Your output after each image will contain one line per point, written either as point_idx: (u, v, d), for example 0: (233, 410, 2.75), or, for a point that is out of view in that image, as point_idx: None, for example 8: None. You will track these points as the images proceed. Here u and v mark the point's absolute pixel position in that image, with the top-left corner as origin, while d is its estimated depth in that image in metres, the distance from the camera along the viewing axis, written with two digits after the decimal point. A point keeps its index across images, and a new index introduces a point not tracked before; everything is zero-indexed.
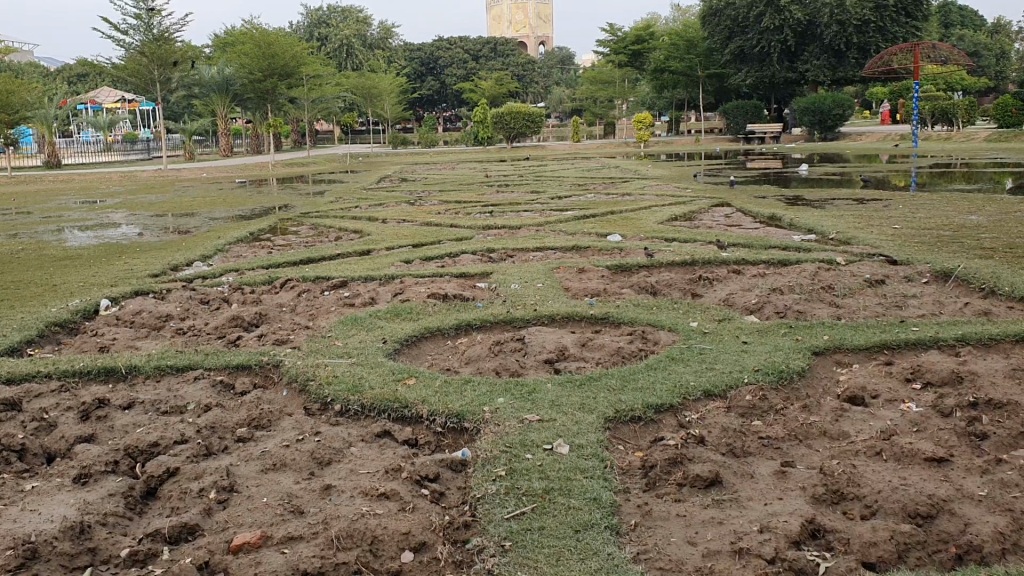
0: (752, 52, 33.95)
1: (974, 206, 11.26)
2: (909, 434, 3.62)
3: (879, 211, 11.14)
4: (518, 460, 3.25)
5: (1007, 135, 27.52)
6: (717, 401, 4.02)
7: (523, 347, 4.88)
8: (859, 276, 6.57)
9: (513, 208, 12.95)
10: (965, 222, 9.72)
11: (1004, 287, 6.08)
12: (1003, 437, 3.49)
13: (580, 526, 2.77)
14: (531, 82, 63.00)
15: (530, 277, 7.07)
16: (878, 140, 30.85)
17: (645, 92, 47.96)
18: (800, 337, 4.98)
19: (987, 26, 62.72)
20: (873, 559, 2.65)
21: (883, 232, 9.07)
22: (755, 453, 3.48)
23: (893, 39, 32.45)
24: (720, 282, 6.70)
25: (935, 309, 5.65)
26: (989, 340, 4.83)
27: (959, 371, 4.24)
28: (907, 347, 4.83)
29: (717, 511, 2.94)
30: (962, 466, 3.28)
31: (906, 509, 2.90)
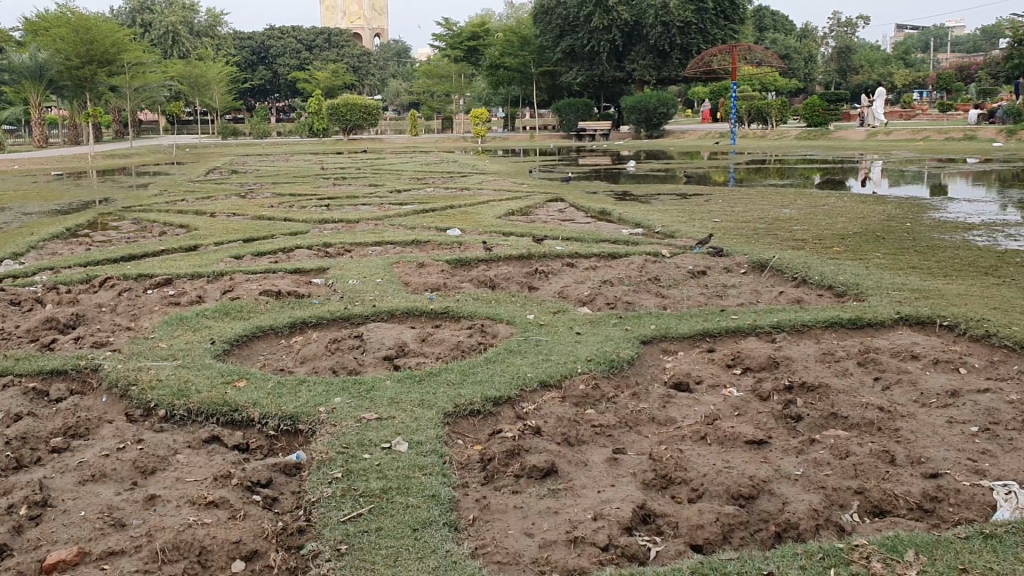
0: (582, 52, 34.90)
1: (787, 201, 11.98)
2: (732, 418, 3.80)
3: (703, 205, 11.68)
4: (355, 460, 3.20)
5: (814, 134, 29.41)
6: (552, 391, 4.09)
7: (359, 344, 4.80)
8: (683, 267, 6.84)
9: (351, 201, 12.79)
10: (779, 216, 10.31)
11: (814, 276, 6.48)
12: (815, 418, 3.74)
13: (418, 523, 2.75)
14: (366, 74, 62.41)
15: (368, 272, 6.98)
16: (700, 137, 32.33)
17: (481, 87, 48.32)
18: (629, 327, 5.13)
19: (796, 31, 66.79)
20: (700, 542, 2.75)
21: (706, 225, 9.50)
22: (589, 441, 3.56)
23: (714, 41, 33.92)
24: (554, 275, 6.82)
25: (753, 297, 5.95)
26: (802, 325, 5.13)
27: (775, 356, 4.49)
28: (728, 334, 5.07)
29: (554, 501, 2.99)
30: (781, 447, 3.47)
31: (729, 490, 3.04)
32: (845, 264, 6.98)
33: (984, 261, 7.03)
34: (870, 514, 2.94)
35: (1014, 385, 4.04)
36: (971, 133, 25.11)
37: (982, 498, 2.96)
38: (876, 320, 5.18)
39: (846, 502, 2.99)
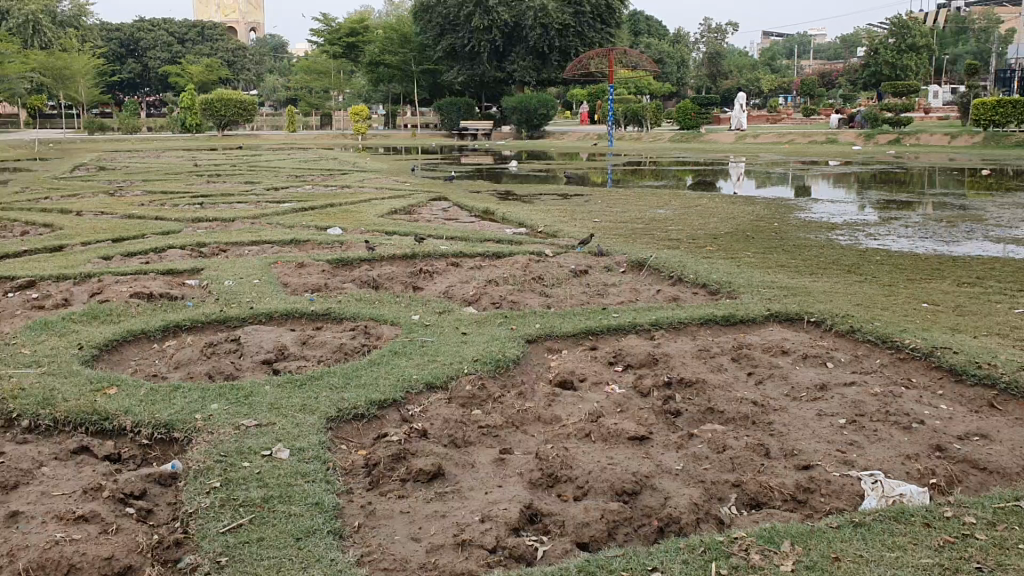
0: (462, 51, 34.86)
1: (663, 201, 12.29)
2: (615, 415, 3.86)
3: (582, 205, 11.86)
4: (234, 468, 3.10)
5: (688, 136, 30.29)
6: (438, 392, 4.06)
7: (238, 348, 4.66)
8: (565, 267, 6.92)
9: (227, 199, 12.43)
10: (655, 216, 10.56)
11: (689, 274, 6.65)
12: (695, 413, 3.83)
13: (302, 532, 2.68)
14: (242, 69, 60.81)
15: (246, 273, 6.79)
16: (579, 138, 32.82)
17: (361, 84, 47.77)
18: (514, 326, 5.15)
19: (669, 36, 68.66)
20: (585, 540, 2.79)
21: (586, 225, 9.63)
22: (475, 442, 3.55)
23: (591, 44, 34.55)
24: (437, 275, 6.79)
25: (633, 296, 6.07)
26: (680, 323, 5.25)
27: (655, 353, 4.58)
28: (610, 332, 5.15)
29: (440, 505, 2.97)
30: (662, 443, 3.54)
31: (614, 487, 3.09)
32: (719, 262, 7.19)
33: (847, 259, 7.36)
34: (748, 506, 3.03)
35: (877, 378, 4.24)
36: (834, 136, 26.32)
37: (851, 487, 3.09)
38: (749, 317, 5.36)
39: (724, 495, 3.08)
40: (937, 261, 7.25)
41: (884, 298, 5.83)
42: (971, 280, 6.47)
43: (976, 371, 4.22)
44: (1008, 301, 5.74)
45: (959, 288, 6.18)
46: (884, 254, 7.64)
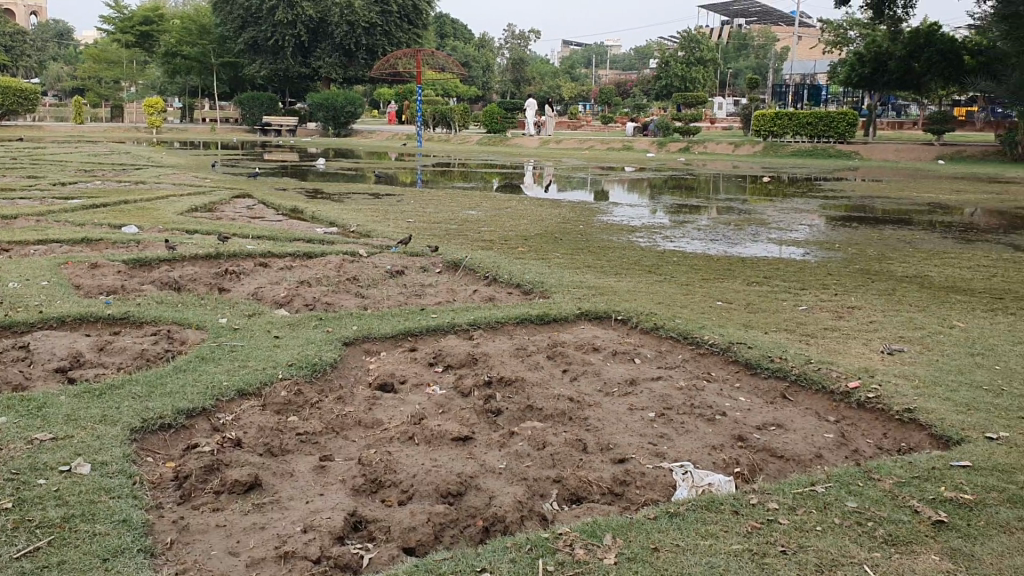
0: (265, 45, 33.65)
1: (473, 202, 12.40)
2: (436, 416, 3.84)
3: (394, 205, 11.80)
4: (28, 488, 2.85)
5: (495, 139, 30.82)
6: (251, 399, 3.90)
7: (26, 356, 4.29)
8: (380, 267, 6.84)
9: (4, 194, 11.46)
10: (467, 217, 10.65)
11: (504, 275, 6.74)
12: (515, 411, 3.88)
13: (109, 552, 2.50)
14: (20, 54, 56.42)
15: (33, 274, 6.29)
16: (386, 137, 32.66)
17: (156, 76, 45.45)
18: (330, 328, 5.04)
19: (475, 40, 69.72)
20: (411, 544, 2.76)
21: (398, 225, 9.57)
22: (294, 450, 3.45)
23: (397, 44, 34.57)
24: (247, 275, 6.54)
25: (449, 296, 6.08)
26: (497, 322, 5.30)
27: (473, 353, 4.60)
28: (427, 332, 5.13)
29: (260, 516, 2.85)
30: (484, 442, 3.56)
31: (438, 489, 3.07)
32: (530, 263, 7.33)
33: (648, 260, 7.68)
34: (569, 501, 3.10)
35: (682, 373, 4.44)
36: (631, 143, 27.50)
37: (663, 478, 3.21)
38: (562, 315, 5.49)
39: (546, 491, 3.14)
40: (729, 262, 7.69)
41: (683, 296, 6.15)
42: (759, 280, 6.91)
43: (769, 365, 4.50)
44: (791, 299, 6.17)
45: (749, 287, 6.58)
46: (681, 255, 8.03)
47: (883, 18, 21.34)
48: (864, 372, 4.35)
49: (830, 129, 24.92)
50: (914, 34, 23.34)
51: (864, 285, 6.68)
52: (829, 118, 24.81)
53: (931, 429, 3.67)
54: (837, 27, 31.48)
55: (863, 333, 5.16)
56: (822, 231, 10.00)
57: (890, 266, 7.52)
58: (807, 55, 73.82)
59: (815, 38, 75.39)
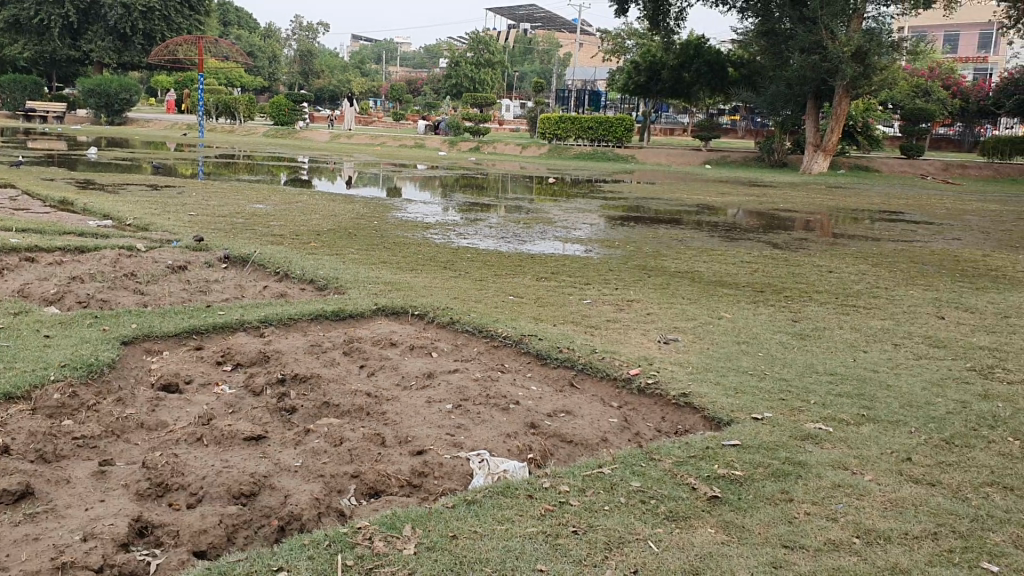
0: (28, 24, 31.08)
1: (261, 196, 12.04)
2: (226, 416, 3.72)
3: (174, 197, 11.24)
4: None
5: (282, 132, 30.03)
6: (20, 403, 3.61)
7: None
8: (161, 262, 6.49)
9: None
10: (254, 211, 10.33)
11: (295, 271, 6.58)
12: (309, 409, 3.83)
13: None
14: None
15: None
16: (165, 127, 31.03)
17: None
18: (107, 326, 4.75)
19: (260, 29, 67.57)
20: (203, 547, 2.67)
21: (180, 219, 9.13)
22: (70, 455, 3.23)
23: (178, 30, 32.97)
24: (10, 271, 6.04)
25: (237, 293, 5.87)
26: (289, 319, 5.18)
27: (265, 351, 4.47)
28: (215, 330, 4.94)
29: (33, 527, 2.66)
30: (278, 441, 3.48)
31: (230, 490, 2.98)
32: (322, 259, 7.20)
33: (442, 256, 7.74)
34: (366, 496, 3.09)
35: (476, 365, 4.53)
36: (421, 141, 27.59)
37: (461, 467, 3.27)
38: (356, 311, 5.43)
39: (343, 487, 3.12)
40: (519, 259, 7.88)
41: (476, 292, 6.25)
42: (548, 275, 7.14)
43: (558, 355, 4.67)
44: (577, 294, 6.41)
45: (538, 283, 6.77)
46: (473, 252, 8.14)
47: (658, 29, 22.66)
48: (644, 361, 4.60)
49: (608, 133, 25.91)
50: (684, 45, 24.81)
51: (644, 280, 7.06)
52: (608, 123, 25.90)
53: (705, 412, 3.93)
54: (616, 36, 32.99)
55: (642, 324, 5.46)
56: (604, 230, 10.42)
57: (666, 262, 7.98)
58: (589, 60, 76.90)
59: (596, 46, 78.66)
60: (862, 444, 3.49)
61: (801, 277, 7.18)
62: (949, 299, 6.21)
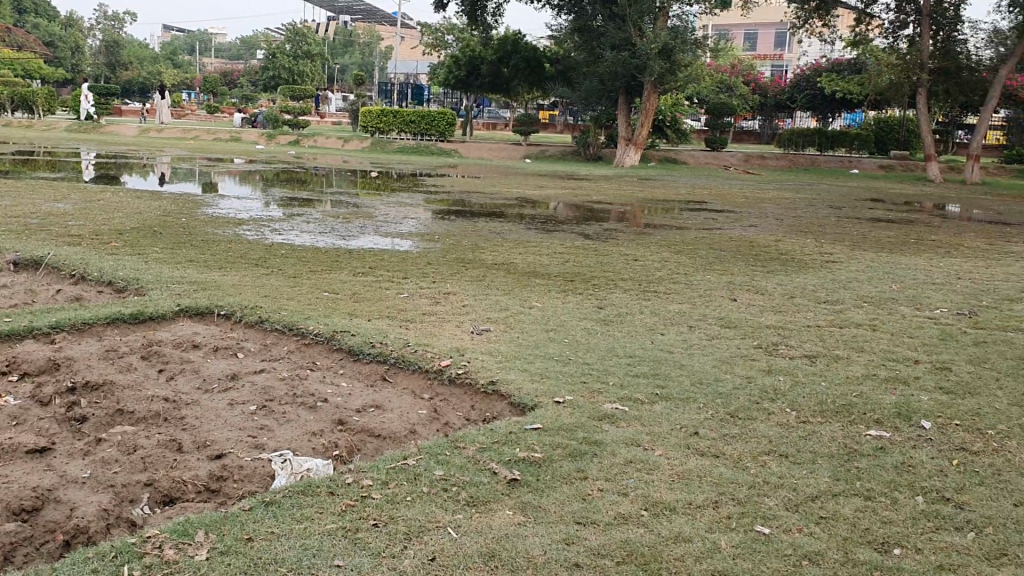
0: None
1: (59, 193, 11.37)
2: (8, 429, 3.49)
3: None
4: None
5: (84, 125, 28.37)
6: None
7: None
8: None
9: None
10: (51, 209, 9.72)
11: (93, 272, 6.23)
12: (101, 417, 3.65)
13: None
14: None
15: None
16: None
17: None
18: None
19: (58, 17, 63.37)
20: None
21: None
22: None
23: None
24: None
25: (27, 298, 5.51)
26: (82, 324, 4.91)
27: (55, 358, 4.23)
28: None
29: None
30: (65, 452, 3.31)
31: (10, 507, 2.81)
32: (123, 259, 6.88)
33: (255, 253, 7.53)
34: (160, 504, 2.98)
35: (285, 364, 4.44)
36: (237, 135, 26.74)
37: (262, 469, 3.19)
38: (158, 313, 5.21)
39: (135, 496, 2.99)
40: (336, 254, 7.76)
41: (289, 288, 6.13)
42: (364, 270, 7.08)
43: (370, 350, 4.64)
44: (394, 288, 6.38)
45: (354, 278, 6.71)
46: (288, 248, 7.96)
47: (476, 24, 22.91)
48: (454, 352, 4.65)
49: (431, 128, 25.95)
50: (502, 40, 25.19)
51: (460, 272, 7.11)
52: (430, 117, 25.90)
53: (512, 398, 3.99)
54: (435, 30, 33.08)
55: (455, 316, 5.51)
56: (426, 224, 10.42)
57: (484, 254, 8.07)
58: (410, 54, 76.74)
59: (417, 39, 78.52)
60: (655, 421, 3.66)
61: (610, 266, 7.43)
62: (742, 283, 6.60)
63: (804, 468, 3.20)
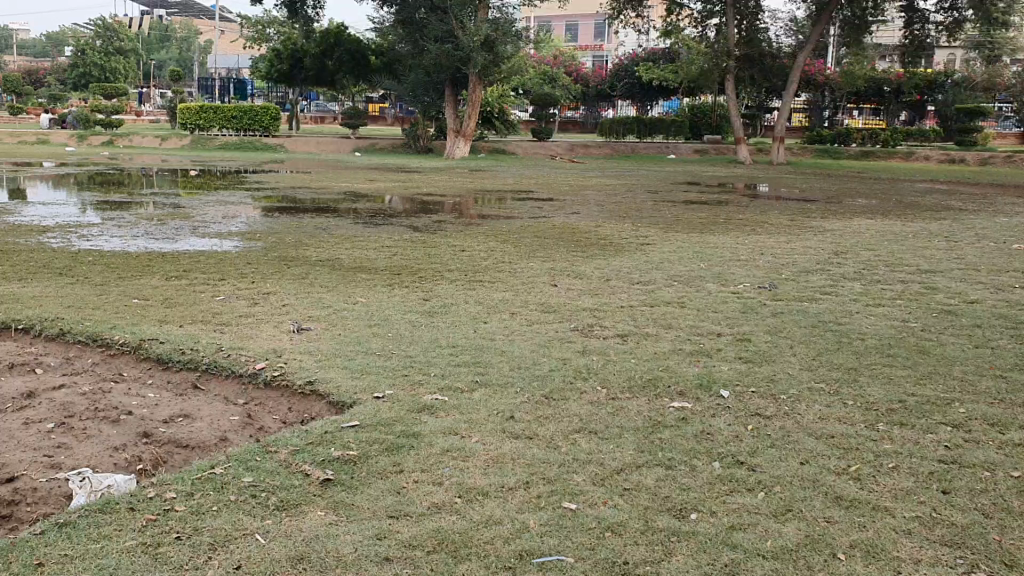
0: None
1: None
2: None
3: None
4: None
5: None
6: None
7: None
8: None
9: None
10: None
11: None
12: None
13: None
14: None
15: None
16: None
17: None
18: None
19: None
20: None
21: None
22: None
23: None
24: None
25: None
26: None
27: None
28: None
29: None
30: None
31: None
32: None
33: (59, 262, 7.12)
34: None
35: (87, 377, 4.22)
36: (44, 136, 25.15)
37: (58, 489, 3.02)
38: None
39: None
40: (150, 259, 7.42)
41: (96, 297, 5.84)
42: (179, 273, 6.82)
43: (180, 358, 4.48)
44: (210, 290, 6.18)
45: (167, 282, 6.46)
46: (97, 255, 7.57)
47: (297, 17, 22.41)
48: (271, 353, 4.55)
49: (254, 122, 25.39)
50: (325, 34, 24.75)
51: (282, 271, 6.96)
52: (253, 113, 25.32)
53: (328, 397, 3.92)
54: (256, 23, 32.12)
55: (274, 315, 5.40)
56: (249, 223, 10.14)
57: (307, 251, 7.93)
58: (230, 49, 74.35)
59: (236, 33, 76.17)
60: (471, 408, 3.71)
61: (435, 258, 7.46)
62: (563, 268, 6.76)
63: (611, 443, 3.32)
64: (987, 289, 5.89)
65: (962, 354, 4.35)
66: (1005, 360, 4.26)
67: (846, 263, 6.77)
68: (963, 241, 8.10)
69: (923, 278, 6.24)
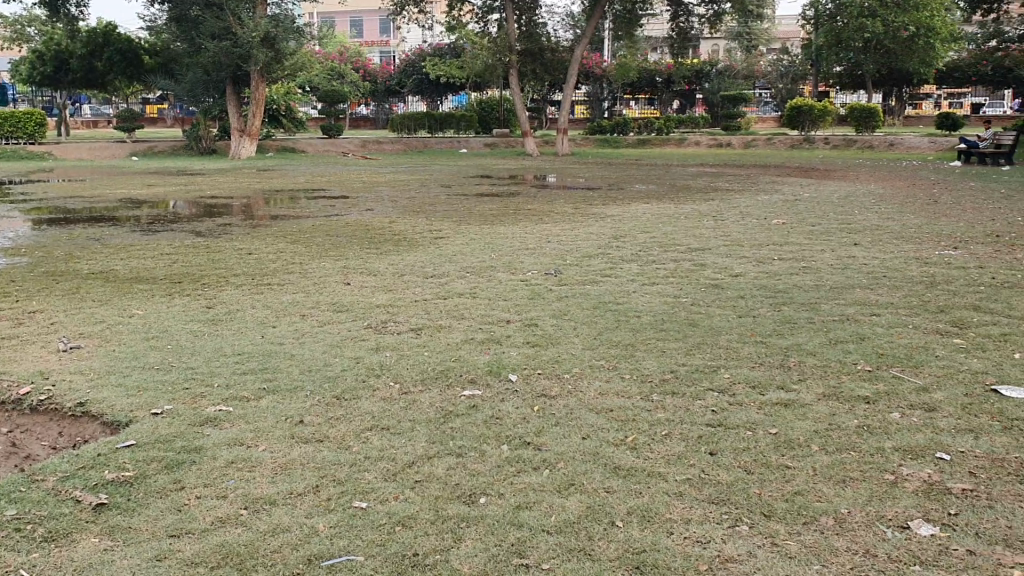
0: None
1: None
2: None
3: None
4: None
5: None
6: None
7: None
8: None
9: None
10: None
11: None
12: None
13: None
14: None
15: None
16: None
17: None
18: None
19: None
20: None
21: None
22: None
23: None
24: None
25: None
26: None
27: None
28: None
29: None
30: None
31: None
32: None
33: None
34: None
35: None
36: None
37: None
38: None
39: None
40: None
41: None
42: None
43: None
44: None
45: None
46: None
47: (59, 16, 20.98)
48: (38, 376, 4.25)
49: (17, 130, 23.41)
50: (91, 33, 23.31)
51: (50, 287, 6.51)
52: (15, 120, 23.45)
53: (103, 418, 3.69)
54: (13, 22, 29.81)
55: (42, 335, 5.05)
56: (14, 237, 9.42)
57: (78, 264, 7.45)
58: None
59: None
60: (258, 416, 3.62)
61: (219, 263, 7.20)
62: (355, 266, 6.71)
63: (401, 437, 3.33)
64: (749, 262, 6.33)
65: (727, 324, 4.68)
66: (764, 326, 4.61)
67: (625, 246, 7.10)
68: (727, 220, 8.68)
69: (693, 256, 6.63)
